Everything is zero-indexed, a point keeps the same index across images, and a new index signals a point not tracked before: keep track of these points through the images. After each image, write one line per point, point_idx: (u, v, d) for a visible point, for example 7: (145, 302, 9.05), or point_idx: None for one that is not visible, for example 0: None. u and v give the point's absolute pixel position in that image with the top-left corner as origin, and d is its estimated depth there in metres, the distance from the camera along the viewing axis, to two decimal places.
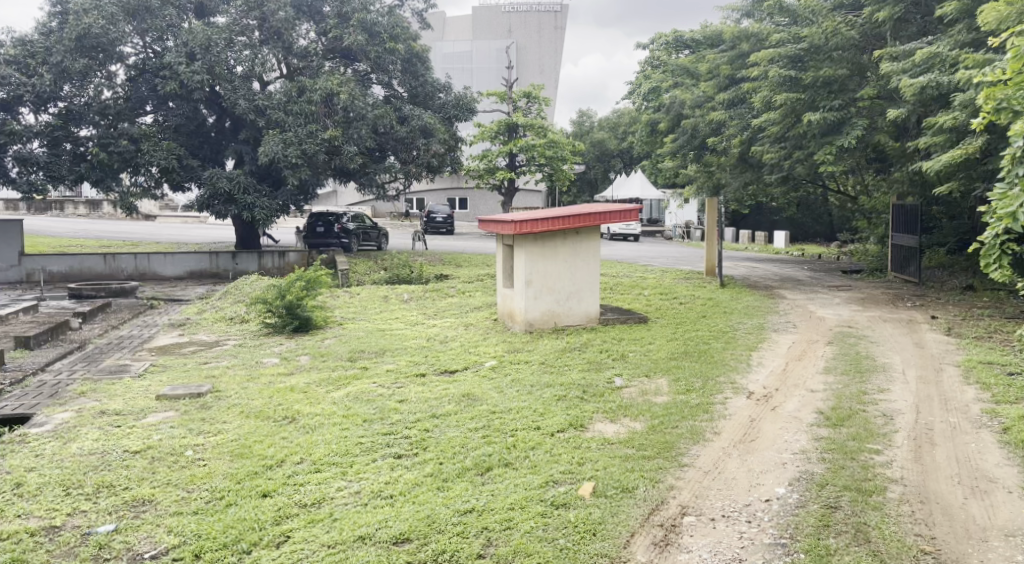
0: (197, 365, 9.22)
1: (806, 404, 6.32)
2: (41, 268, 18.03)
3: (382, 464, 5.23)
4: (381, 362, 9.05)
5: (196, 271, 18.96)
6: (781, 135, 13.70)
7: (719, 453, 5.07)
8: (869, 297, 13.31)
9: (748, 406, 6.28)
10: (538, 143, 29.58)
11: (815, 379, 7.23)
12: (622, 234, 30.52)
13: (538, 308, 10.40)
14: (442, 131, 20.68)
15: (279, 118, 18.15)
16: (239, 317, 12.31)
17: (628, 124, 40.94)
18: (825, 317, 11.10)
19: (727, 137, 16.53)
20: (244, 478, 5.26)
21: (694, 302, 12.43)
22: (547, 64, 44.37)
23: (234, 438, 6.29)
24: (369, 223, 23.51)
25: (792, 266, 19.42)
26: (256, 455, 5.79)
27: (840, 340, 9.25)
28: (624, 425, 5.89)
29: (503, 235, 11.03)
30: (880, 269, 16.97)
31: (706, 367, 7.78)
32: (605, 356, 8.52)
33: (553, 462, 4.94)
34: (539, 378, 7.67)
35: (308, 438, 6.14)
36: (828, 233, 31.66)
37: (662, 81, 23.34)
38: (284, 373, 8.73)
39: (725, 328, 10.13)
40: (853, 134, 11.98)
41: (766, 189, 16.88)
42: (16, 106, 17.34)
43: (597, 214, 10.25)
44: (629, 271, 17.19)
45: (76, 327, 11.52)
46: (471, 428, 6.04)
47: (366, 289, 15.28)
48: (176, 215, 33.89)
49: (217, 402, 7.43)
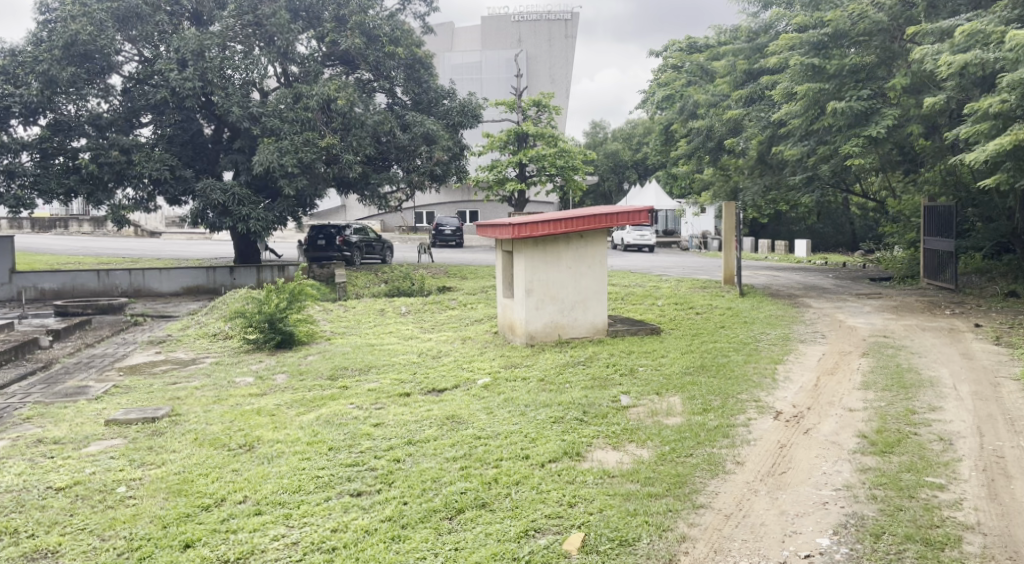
0: (163, 386, 8.40)
1: (846, 426, 5.36)
2: (32, 285, 17.38)
3: (334, 505, 4.34)
4: (364, 381, 8.17)
5: (192, 287, 18.24)
6: (804, 131, 12.84)
7: (744, 489, 4.12)
8: (902, 305, 12.24)
9: (776, 429, 5.33)
10: (548, 152, 28.54)
11: (852, 397, 6.26)
12: (637, 245, 29.52)
13: (541, 319, 9.51)
14: (446, 137, 19.82)
15: (274, 125, 17.47)
16: (223, 333, 11.51)
17: (643, 135, 39.97)
18: (856, 327, 10.09)
19: (744, 138, 15.63)
20: (170, 523, 4.39)
21: (712, 312, 11.47)
22: (559, 74, 43.73)
23: (177, 470, 5.43)
24: (374, 236, 22.69)
25: (816, 274, 18.38)
26: (195, 492, 4.92)
27: (877, 351, 8.25)
28: (629, 454, 4.97)
29: (503, 240, 10.18)
30: (911, 276, 15.91)
31: (724, 383, 6.81)
32: (612, 371, 7.58)
33: (537, 502, 4.04)
34: (536, 396, 6.76)
35: (260, 471, 5.28)
36: (851, 243, 30.15)
37: (676, 83, 22.48)
38: (256, 394, 7.87)
39: (746, 338, 9.19)
40: (883, 126, 11.08)
41: (788, 193, 15.94)
42: (6, 118, 16.89)
43: (603, 215, 9.34)
44: (642, 280, 16.23)
45: (47, 345, 10.78)
46: (449, 458, 5.14)
47: (363, 302, 14.41)
48: (181, 232, 33.36)
49: (172, 428, 6.58)
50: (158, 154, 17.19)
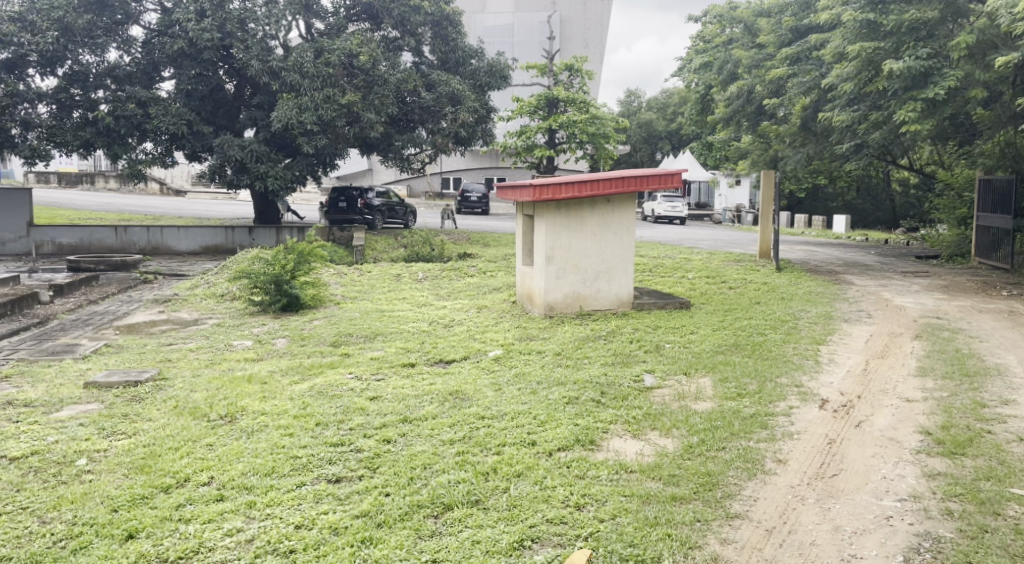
0: (157, 348, 7.90)
1: (904, 420, 4.65)
2: (50, 239, 17.12)
3: (306, 493, 3.75)
4: (368, 349, 7.60)
5: (210, 246, 17.83)
6: (855, 94, 11.90)
7: (788, 496, 3.45)
8: (954, 285, 11.35)
9: (822, 420, 4.63)
10: (579, 118, 27.29)
11: (907, 385, 5.52)
12: (669, 217, 28.58)
13: (561, 289, 8.81)
14: (472, 98, 19.04)
15: (294, 80, 16.74)
16: (231, 294, 11.03)
17: (679, 104, 38.52)
18: (905, 307, 9.25)
19: (787, 101, 14.68)
20: (121, 506, 3.82)
21: (747, 287, 10.69)
22: (592, 38, 42.34)
23: (147, 443, 4.88)
24: (397, 200, 22.11)
25: (858, 251, 17.40)
26: (158, 469, 4.36)
27: (931, 334, 7.43)
28: (651, 444, 4.31)
29: (524, 203, 9.47)
30: (962, 254, 14.86)
31: (761, 364, 6.12)
32: (636, 347, 6.91)
33: (539, 502, 3.43)
34: (550, 372, 6.13)
35: (237, 446, 4.71)
36: (890, 222, 28.41)
37: (714, 46, 21.30)
38: (251, 359, 7.34)
39: (785, 316, 8.42)
40: (944, 88, 10.15)
41: (833, 163, 14.96)
42: (23, 67, 16.53)
43: (631, 178, 8.57)
44: (673, 251, 15.42)
45: (47, 301, 10.38)
46: (444, 441, 4.53)
47: (378, 267, 13.81)
48: (206, 193, 33.04)
49: (154, 394, 6.06)
50: (175, 109, 16.72)
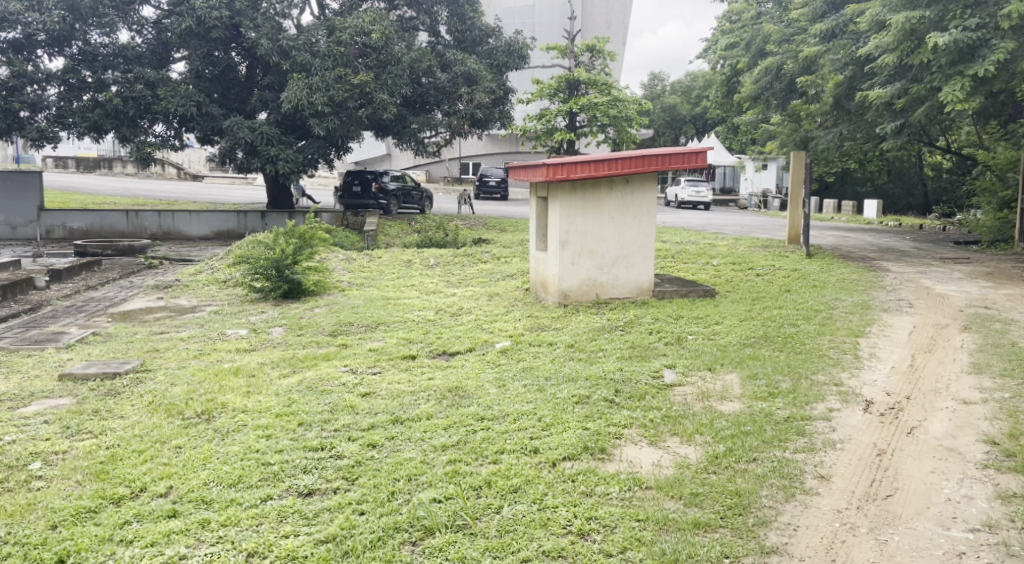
0: (146, 336, 7.47)
1: (964, 425, 4.05)
2: (60, 224, 16.86)
3: (270, 509, 3.26)
4: (368, 339, 7.10)
5: (222, 231, 17.46)
6: (895, 68, 11.13)
7: (834, 524, 2.92)
8: (999, 272, 10.59)
9: (867, 426, 4.04)
10: (600, 101, 26.42)
11: (963, 384, 4.89)
12: (692, 202, 27.77)
13: (576, 275, 8.23)
14: (488, 78, 18.45)
15: (305, 60, 16.29)
16: (234, 280, 10.61)
17: (703, 87, 37.51)
18: (948, 295, 8.56)
19: (820, 78, 13.92)
20: (62, 522, 3.35)
21: (776, 274, 10.04)
22: (615, 19, 41.51)
23: (110, 445, 4.41)
24: (412, 184, 21.61)
25: (892, 237, 16.59)
26: (114, 476, 3.89)
27: (981, 325, 6.75)
28: (673, 454, 3.75)
29: (537, 185, 8.89)
30: (1005, 240, 13.99)
31: (794, 359, 5.53)
32: (656, 339, 6.34)
33: (536, 528, 2.92)
34: (561, 367, 5.59)
35: (207, 450, 4.22)
36: (922, 207, 27.57)
37: (742, 23, 20.46)
38: (243, 350, 6.87)
39: (818, 304, 7.79)
40: (993, 63, 9.42)
41: (867, 144, 14.17)
42: (32, 47, 16.35)
43: (653, 157, 7.95)
44: (697, 237, 14.75)
45: (43, 287, 10.03)
46: (436, 446, 4.01)
47: (390, 252, 13.32)
48: (223, 178, 32.77)
49: (131, 387, 5.61)
50: (184, 89, 16.28)
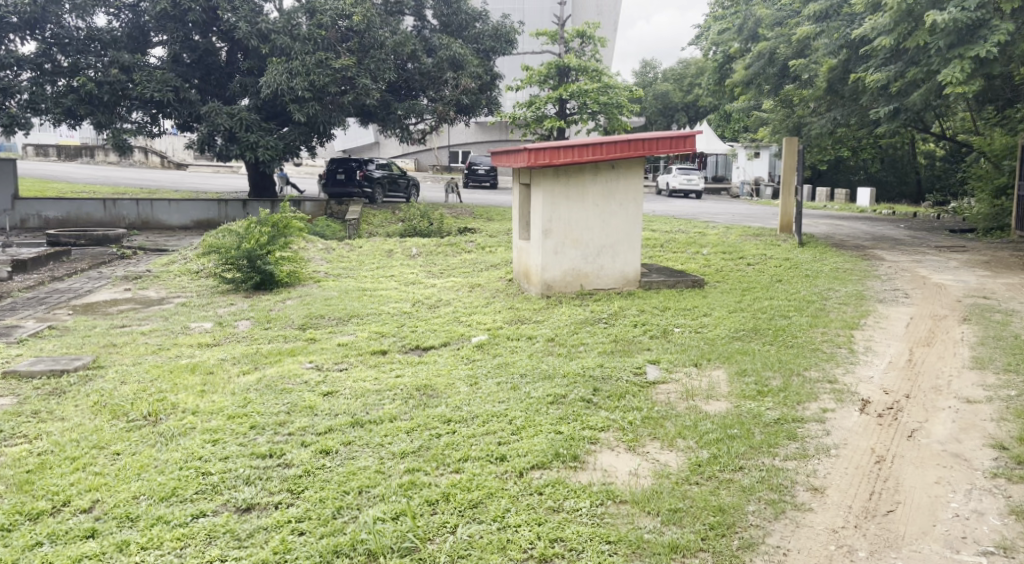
0: (105, 330, 7.07)
1: (969, 428, 3.72)
2: (35, 213, 16.40)
3: (202, 528, 2.92)
4: (339, 333, 6.74)
5: (201, 220, 17.00)
6: (890, 51, 10.78)
7: (828, 547, 2.62)
8: (996, 261, 10.28)
9: (865, 429, 3.71)
10: (590, 87, 25.97)
11: (965, 381, 4.56)
12: (684, 190, 27.39)
13: (560, 265, 7.88)
14: (474, 63, 18.02)
15: (284, 43, 15.79)
16: (206, 270, 10.20)
17: (696, 74, 37.05)
18: (945, 285, 8.25)
19: (813, 61, 13.55)
20: None
21: (768, 263, 9.71)
22: (606, 5, 41.01)
23: (43, 451, 4.04)
24: (398, 172, 21.20)
25: (886, 225, 16.24)
26: (38, 487, 3.52)
27: (981, 317, 6.44)
28: (653, 461, 3.42)
29: (520, 171, 8.51)
30: (1000, 227, 13.75)
31: (785, 354, 5.19)
32: (641, 332, 6.00)
33: (492, 553, 2.61)
34: (538, 363, 5.24)
35: (145, 456, 3.86)
36: (914, 195, 26.93)
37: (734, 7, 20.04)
38: (205, 344, 6.49)
39: (811, 295, 7.46)
40: (993, 44, 9.08)
41: (861, 130, 13.83)
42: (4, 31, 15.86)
43: (641, 141, 7.58)
44: (687, 225, 14.39)
45: (5, 278, 9.60)
46: (394, 453, 3.65)
47: (371, 242, 12.91)
48: (208, 167, 32.18)
49: (79, 386, 5.24)
50: (160, 75, 15.83)
